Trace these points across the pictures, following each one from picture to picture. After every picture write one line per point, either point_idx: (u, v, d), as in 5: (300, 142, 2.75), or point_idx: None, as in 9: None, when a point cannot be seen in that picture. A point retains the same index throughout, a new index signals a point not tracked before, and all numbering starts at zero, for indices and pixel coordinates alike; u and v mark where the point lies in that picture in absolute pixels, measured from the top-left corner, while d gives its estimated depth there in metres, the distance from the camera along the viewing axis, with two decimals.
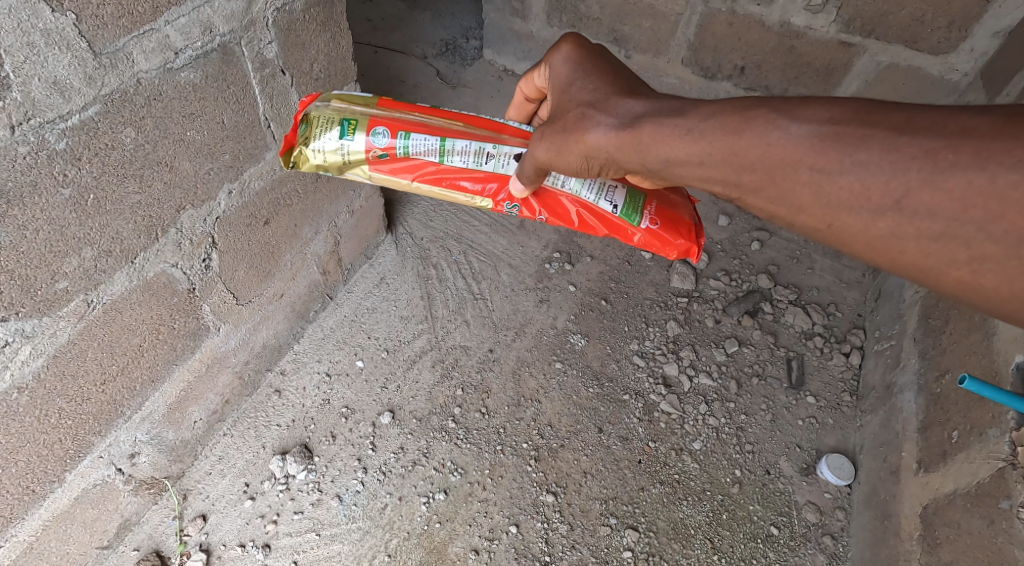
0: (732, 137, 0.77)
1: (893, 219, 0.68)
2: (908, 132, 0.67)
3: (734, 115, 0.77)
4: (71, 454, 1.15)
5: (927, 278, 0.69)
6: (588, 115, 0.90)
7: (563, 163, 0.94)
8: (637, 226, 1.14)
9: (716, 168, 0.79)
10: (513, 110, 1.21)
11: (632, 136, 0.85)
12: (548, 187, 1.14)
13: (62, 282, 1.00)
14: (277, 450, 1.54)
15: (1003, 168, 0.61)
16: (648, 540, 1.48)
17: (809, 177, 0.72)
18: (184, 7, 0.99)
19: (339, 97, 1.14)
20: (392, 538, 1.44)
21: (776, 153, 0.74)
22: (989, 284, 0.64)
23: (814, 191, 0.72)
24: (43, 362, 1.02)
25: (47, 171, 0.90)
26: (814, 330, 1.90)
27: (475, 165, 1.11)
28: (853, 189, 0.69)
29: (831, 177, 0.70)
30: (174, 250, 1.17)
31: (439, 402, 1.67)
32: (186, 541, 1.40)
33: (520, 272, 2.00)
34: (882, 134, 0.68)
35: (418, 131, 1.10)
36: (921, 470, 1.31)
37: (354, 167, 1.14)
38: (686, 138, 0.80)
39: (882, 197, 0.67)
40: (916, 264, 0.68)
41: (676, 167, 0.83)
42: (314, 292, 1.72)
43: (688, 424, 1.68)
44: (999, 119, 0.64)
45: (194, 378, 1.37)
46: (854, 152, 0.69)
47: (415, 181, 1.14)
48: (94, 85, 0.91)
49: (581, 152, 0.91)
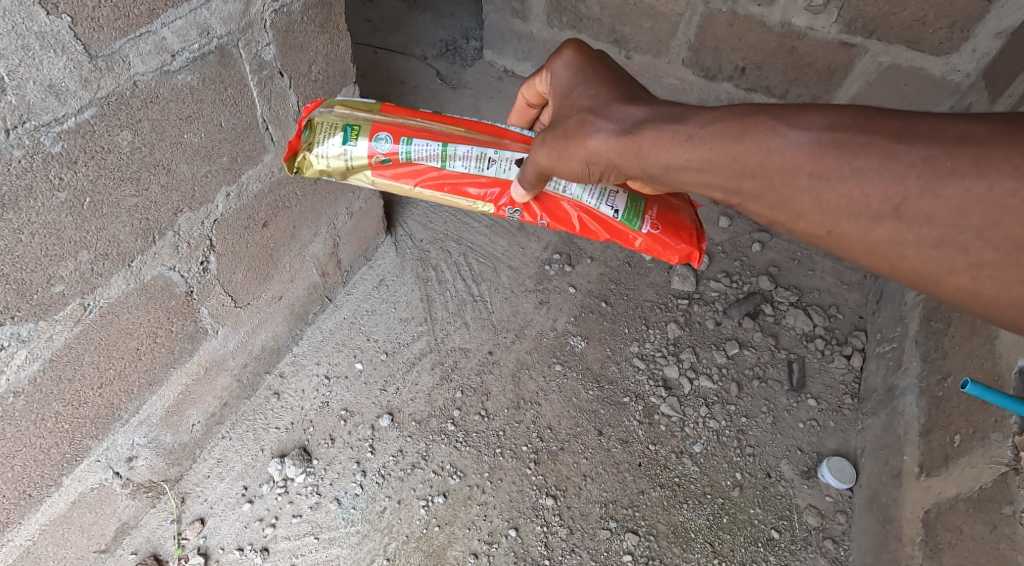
0: (733, 144, 0.76)
1: (892, 225, 0.67)
2: (906, 139, 0.66)
3: (734, 122, 0.77)
4: (68, 458, 1.14)
5: (926, 283, 0.69)
6: (589, 121, 0.89)
7: (564, 167, 0.94)
8: (639, 231, 1.13)
9: (717, 174, 0.79)
10: (515, 115, 1.20)
11: (633, 143, 0.84)
12: (549, 192, 1.13)
13: (58, 286, 0.99)
14: (276, 453, 1.53)
15: (1001, 175, 0.60)
16: (648, 544, 1.48)
17: (809, 184, 0.71)
18: (181, 9, 0.99)
19: (342, 104, 1.13)
20: (391, 542, 1.44)
21: (776, 160, 0.73)
22: (987, 290, 0.64)
23: (815, 198, 0.71)
24: (40, 366, 1.01)
25: (42, 175, 0.90)
26: (815, 332, 1.90)
27: (477, 170, 1.09)
28: (853, 196, 0.69)
29: (831, 184, 0.70)
30: (171, 253, 1.16)
31: (438, 404, 1.66)
32: (184, 544, 1.39)
33: (520, 274, 1.99)
34: (880, 141, 0.67)
35: (420, 137, 1.09)
36: (923, 474, 1.30)
37: (356, 173, 1.13)
38: (687, 144, 0.80)
39: (881, 204, 0.67)
40: (915, 270, 0.68)
41: (677, 174, 0.82)
42: (313, 294, 1.72)
43: (688, 427, 1.67)
44: (997, 125, 0.63)
45: (192, 381, 1.37)
46: (853, 159, 0.68)
47: (417, 186, 1.13)
48: (90, 88, 0.90)
49: (582, 158, 0.90)
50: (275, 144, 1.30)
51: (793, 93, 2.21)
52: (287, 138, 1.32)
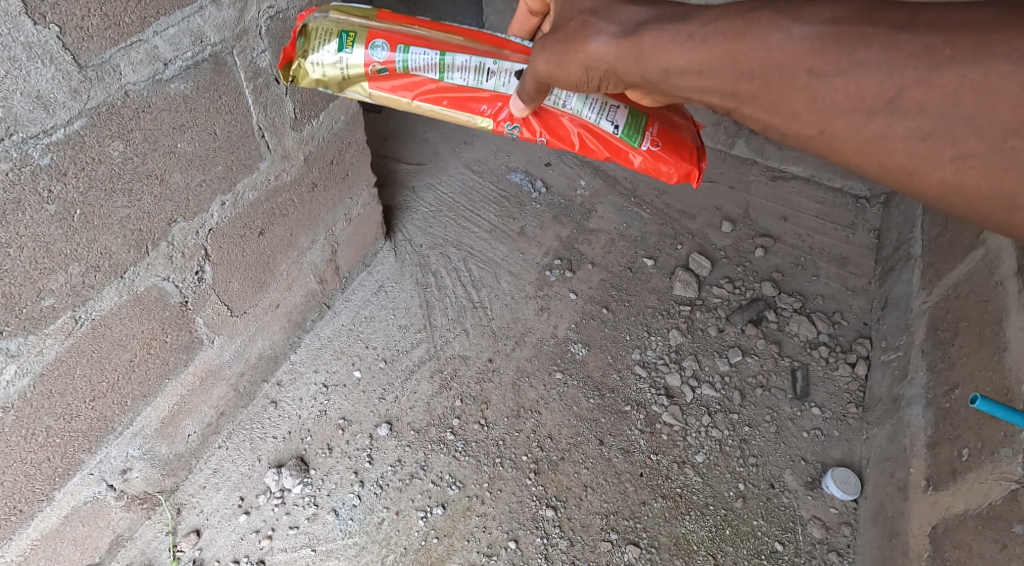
0: (730, 40, 0.69)
1: (886, 121, 0.62)
2: (908, 27, 0.60)
3: (734, 16, 0.69)
4: (60, 472, 1.12)
5: (913, 182, 0.64)
6: (589, 22, 0.78)
7: (564, 75, 0.82)
8: (638, 148, 1.07)
9: (715, 78, 0.72)
10: (515, 25, 1.12)
11: (632, 45, 0.75)
12: (548, 106, 1.06)
13: (48, 299, 0.97)
14: (273, 464, 1.51)
15: (999, 60, 0.55)
16: (650, 556, 1.45)
17: (807, 81, 0.65)
18: (173, 16, 0.97)
19: (337, 7, 1.03)
20: (389, 554, 1.42)
21: (776, 57, 0.66)
22: (973, 185, 0.60)
23: (811, 95, 0.66)
24: (30, 381, 0.99)
25: (31, 188, 0.88)
26: (819, 339, 1.88)
27: (477, 83, 1.02)
28: (849, 91, 0.63)
29: (828, 80, 0.64)
30: (165, 263, 1.14)
31: (437, 413, 1.64)
32: (179, 557, 1.37)
33: (520, 280, 1.97)
34: (882, 30, 0.61)
35: (418, 44, 1.00)
36: (930, 488, 1.28)
37: (352, 84, 1.04)
38: (683, 42, 0.72)
39: (876, 98, 0.62)
40: (904, 169, 0.63)
41: (672, 78, 0.75)
42: (311, 301, 1.70)
43: (690, 436, 1.65)
44: (1004, 8, 0.58)
45: (187, 391, 1.35)
46: (854, 52, 0.62)
47: (415, 100, 1.05)
48: (80, 99, 0.88)
49: (580, 64, 0.80)
50: (271, 152, 1.28)
51: None
52: (284, 145, 1.31)
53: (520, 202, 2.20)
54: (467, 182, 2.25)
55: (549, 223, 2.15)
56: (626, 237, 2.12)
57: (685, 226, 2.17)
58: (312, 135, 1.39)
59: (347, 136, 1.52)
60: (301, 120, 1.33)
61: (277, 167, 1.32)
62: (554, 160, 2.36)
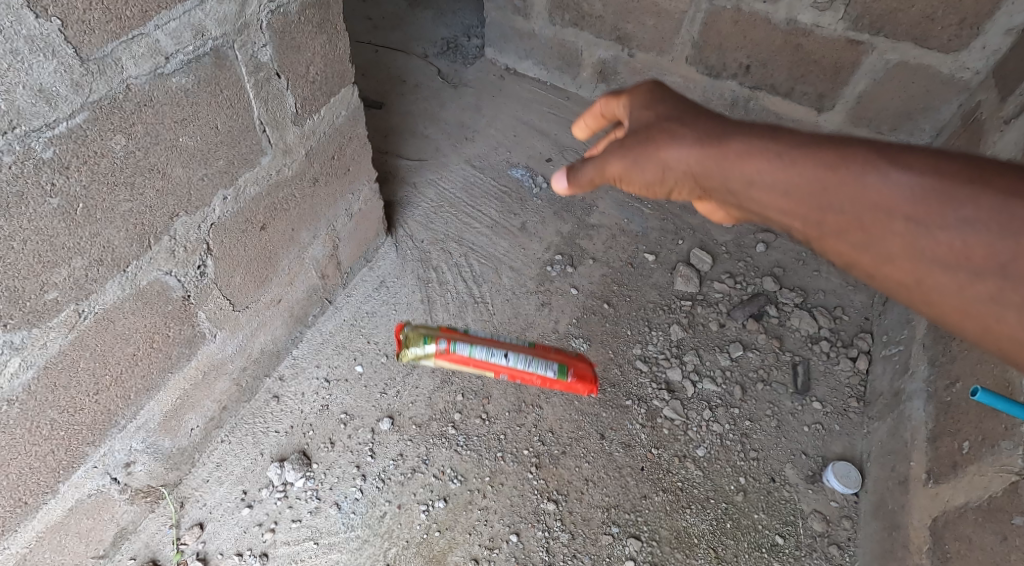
0: (801, 163, 0.77)
1: (925, 240, 0.68)
2: (941, 169, 0.68)
3: (803, 143, 0.78)
4: (65, 465, 1.13)
5: (947, 317, 0.69)
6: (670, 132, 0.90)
7: (641, 175, 0.92)
8: None
9: (783, 190, 0.78)
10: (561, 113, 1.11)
11: (717, 151, 0.84)
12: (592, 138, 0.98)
13: (51, 293, 0.98)
14: (276, 458, 1.52)
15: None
16: (651, 549, 1.46)
17: (860, 188, 0.72)
18: (174, 10, 0.97)
19: None
20: (391, 547, 1.42)
21: (837, 178, 0.74)
22: (1002, 323, 0.65)
23: (859, 209, 0.72)
24: (34, 373, 1.00)
25: (34, 181, 0.88)
26: (820, 334, 1.88)
27: None
28: (893, 206, 0.70)
29: (879, 193, 0.71)
30: (168, 257, 1.15)
31: (438, 408, 1.65)
32: (183, 549, 1.37)
33: (522, 275, 1.98)
34: (921, 166, 0.70)
35: None
36: (931, 481, 1.28)
37: None
38: (765, 158, 0.80)
39: (922, 216, 0.68)
40: (940, 303, 0.69)
41: (748, 189, 0.82)
42: (312, 296, 1.70)
43: (692, 431, 1.65)
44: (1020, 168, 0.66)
45: (190, 386, 1.35)
46: (901, 171, 0.70)
47: None
48: (82, 92, 0.89)
49: (660, 165, 0.89)
50: (272, 146, 1.29)
51: (798, 91, 2.19)
52: (285, 139, 1.31)
53: (521, 197, 2.21)
54: (468, 178, 2.26)
55: (550, 219, 2.15)
56: (627, 232, 2.12)
57: (686, 222, 2.17)
58: (313, 130, 1.39)
59: (348, 132, 1.53)
60: (302, 114, 1.34)
61: (278, 162, 1.32)
62: (555, 156, 2.36)
